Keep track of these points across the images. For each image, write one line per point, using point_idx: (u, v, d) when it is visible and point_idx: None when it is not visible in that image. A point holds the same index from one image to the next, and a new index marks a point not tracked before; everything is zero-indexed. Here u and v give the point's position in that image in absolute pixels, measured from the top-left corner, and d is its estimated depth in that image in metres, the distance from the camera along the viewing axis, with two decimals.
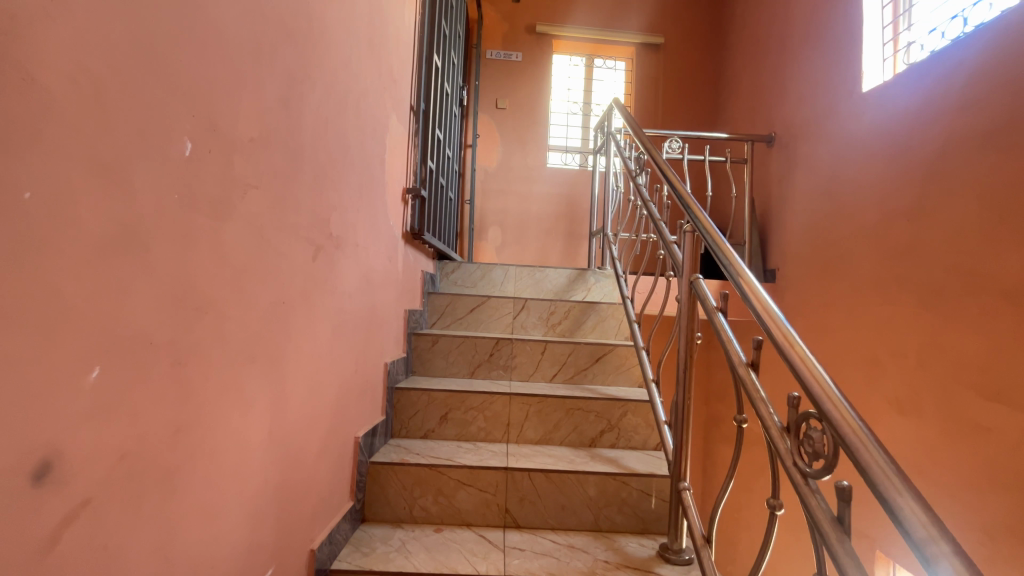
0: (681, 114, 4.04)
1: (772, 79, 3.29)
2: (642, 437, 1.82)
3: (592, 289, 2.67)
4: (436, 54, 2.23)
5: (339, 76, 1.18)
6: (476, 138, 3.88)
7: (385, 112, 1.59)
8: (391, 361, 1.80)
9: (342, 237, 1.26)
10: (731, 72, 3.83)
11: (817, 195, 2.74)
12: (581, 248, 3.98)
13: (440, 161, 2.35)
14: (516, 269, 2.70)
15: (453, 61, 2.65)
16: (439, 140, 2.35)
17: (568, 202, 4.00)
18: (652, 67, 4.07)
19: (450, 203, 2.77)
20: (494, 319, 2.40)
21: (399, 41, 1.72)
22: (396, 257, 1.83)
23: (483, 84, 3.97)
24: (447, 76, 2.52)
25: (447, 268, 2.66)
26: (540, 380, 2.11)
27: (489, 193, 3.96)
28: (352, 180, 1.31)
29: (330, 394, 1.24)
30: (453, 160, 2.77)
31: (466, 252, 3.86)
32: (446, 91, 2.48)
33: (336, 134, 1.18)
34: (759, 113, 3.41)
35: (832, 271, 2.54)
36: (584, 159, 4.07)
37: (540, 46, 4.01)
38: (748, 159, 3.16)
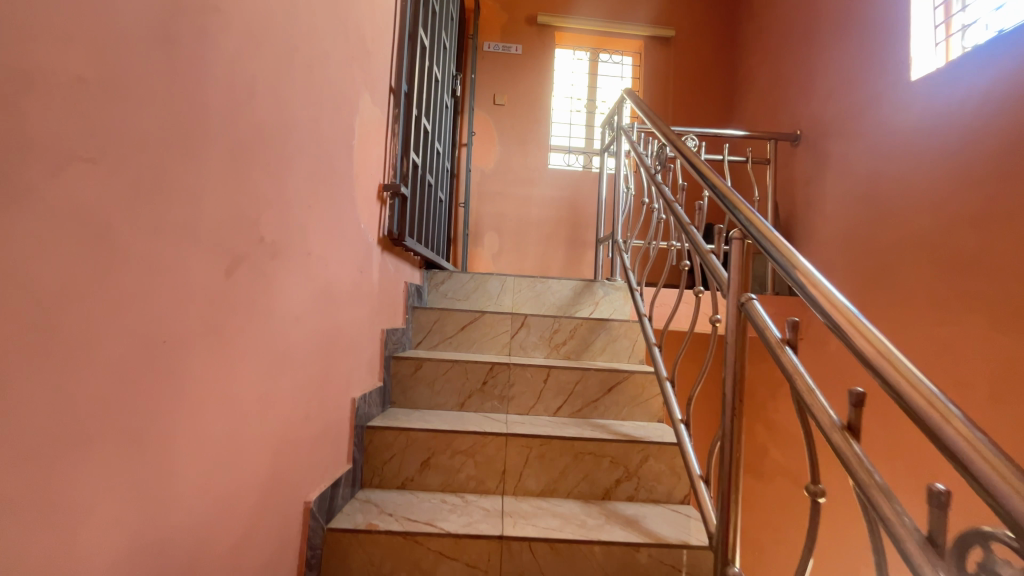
0: (692, 112, 3.76)
1: (795, 73, 3.01)
2: (666, 487, 1.50)
3: (601, 304, 2.36)
4: (425, 33, 1.93)
5: (279, 28, 0.88)
6: (471, 136, 3.57)
7: (355, 90, 1.29)
8: (361, 395, 1.47)
9: (285, 243, 0.95)
10: (747, 67, 3.55)
11: (852, 198, 2.45)
12: (586, 255, 3.67)
13: (428, 156, 2.04)
14: (514, 280, 2.38)
15: (446, 46, 2.35)
16: (428, 132, 2.05)
17: (571, 206, 3.69)
18: (661, 62, 3.78)
19: (440, 206, 2.45)
20: (489, 338, 2.08)
21: (376, 7, 1.42)
22: (370, 267, 1.51)
23: (480, 78, 3.67)
24: (439, 61, 2.21)
25: (436, 279, 2.35)
26: (543, 412, 1.79)
27: (486, 196, 3.65)
28: (303, 170, 1.01)
29: (265, 451, 0.93)
30: (445, 157, 2.46)
31: (461, 261, 3.53)
32: (436, 77, 2.17)
33: (271, 105, 0.87)
34: (780, 111, 3.12)
35: (872, 284, 2.24)
36: (587, 160, 3.80)
37: (541, 38, 3.72)
38: (771, 160, 2.86)
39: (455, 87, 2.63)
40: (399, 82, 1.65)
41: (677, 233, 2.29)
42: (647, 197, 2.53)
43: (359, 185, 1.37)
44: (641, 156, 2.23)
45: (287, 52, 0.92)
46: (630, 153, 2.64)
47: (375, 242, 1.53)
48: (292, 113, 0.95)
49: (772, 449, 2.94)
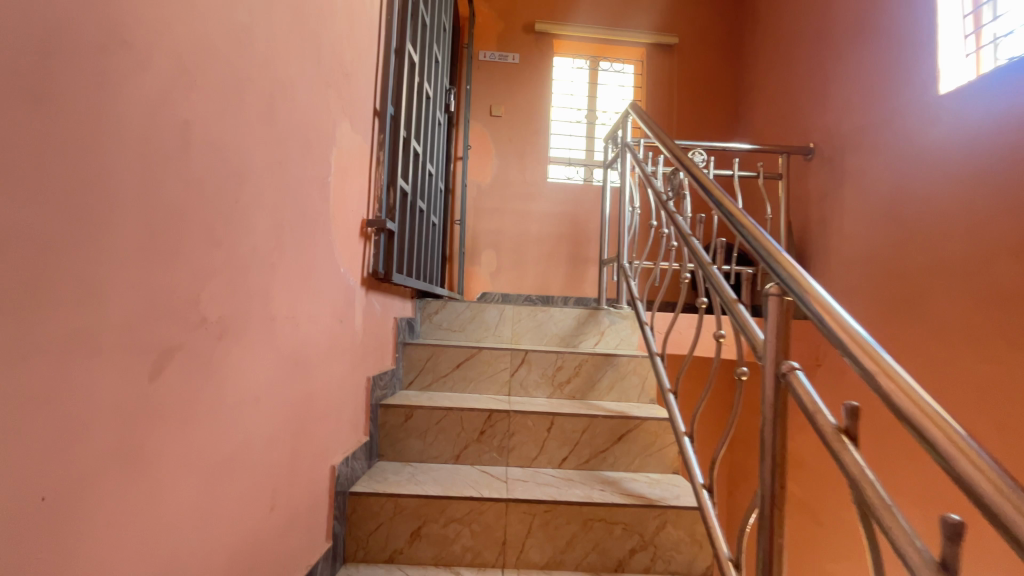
0: (697, 122, 3.60)
1: (807, 83, 2.86)
2: (686, 558, 1.34)
3: (606, 333, 2.20)
4: (415, 46, 1.77)
5: (229, 60, 0.73)
6: (467, 150, 3.41)
7: (330, 121, 1.13)
8: (343, 458, 1.31)
9: (237, 315, 0.79)
10: (755, 75, 3.40)
11: (873, 217, 2.30)
12: (588, 273, 3.51)
13: (419, 179, 1.88)
14: (514, 309, 2.22)
15: (438, 59, 2.19)
16: (419, 154, 1.89)
17: (572, 221, 3.53)
18: (664, 70, 3.63)
19: (433, 229, 2.29)
20: (487, 376, 1.92)
21: (355, 23, 1.26)
22: (352, 313, 1.35)
23: (476, 89, 3.52)
24: (430, 76, 2.06)
25: (429, 308, 2.20)
26: (546, 464, 1.63)
27: (483, 212, 3.49)
28: (263, 222, 0.85)
29: (215, 563, 0.78)
30: (439, 177, 2.29)
31: (457, 280, 3.37)
32: (427, 93, 2.02)
33: (218, 156, 0.71)
34: (791, 122, 2.97)
35: (898, 311, 2.08)
36: (588, 172, 3.65)
37: (540, 47, 3.57)
38: (783, 175, 2.71)
39: (449, 101, 2.47)
40: (388, 104, 1.50)
41: (688, 258, 2.13)
42: (654, 217, 2.38)
43: (336, 224, 1.20)
44: (651, 177, 2.07)
45: (237, 86, 0.76)
46: (636, 169, 2.49)
47: (357, 284, 1.37)
48: (244, 158, 0.79)
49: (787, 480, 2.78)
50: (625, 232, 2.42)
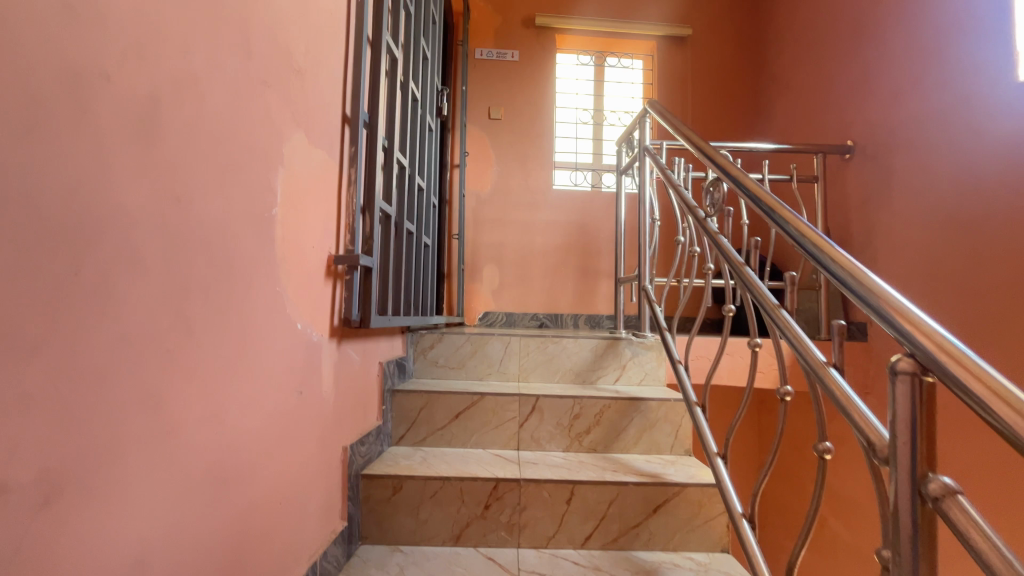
0: (715, 120, 3.31)
1: (842, 74, 2.56)
2: None
3: (628, 367, 1.91)
4: (396, 39, 1.48)
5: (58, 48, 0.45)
6: (464, 157, 3.12)
7: (272, 135, 0.84)
8: (310, 565, 1.02)
9: (87, 450, 0.50)
10: (778, 68, 3.11)
11: (932, 225, 2.00)
12: (600, 287, 3.21)
13: (405, 198, 1.59)
14: (521, 342, 1.93)
15: (427, 57, 1.90)
16: (405, 168, 1.60)
17: (580, 231, 3.24)
18: (677, 64, 3.33)
19: (425, 252, 1.99)
20: (491, 428, 1.63)
21: (310, 5, 0.97)
22: (319, 376, 1.06)
23: (472, 90, 3.23)
24: (418, 75, 1.77)
25: (423, 343, 1.91)
26: (566, 545, 1.33)
27: (483, 223, 3.20)
28: (146, 295, 0.56)
29: None
30: (431, 192, 2.00)
31: (456, 301, 3.07)
32: (415, 95, 1.73)
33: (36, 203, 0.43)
34: (824, 117, 2.67)
35: (971, 336, 1.78)
36: (596, 177, 3.35)
37: (541, 42, 3.28)
38: (818, 177, 2.41)
39: (440, 102, 2.18)
40: (362, 110, 1.21)
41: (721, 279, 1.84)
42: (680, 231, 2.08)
43: (286, 270, 0.91)
44: (677, 186, 1.79)
45: (73, 87, 0.47)
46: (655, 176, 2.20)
47: (324, 338, 1.09)
48: (93, 202, 0.49)
49: (830, 519, 2.47)
50: (646, 248, 2.12)
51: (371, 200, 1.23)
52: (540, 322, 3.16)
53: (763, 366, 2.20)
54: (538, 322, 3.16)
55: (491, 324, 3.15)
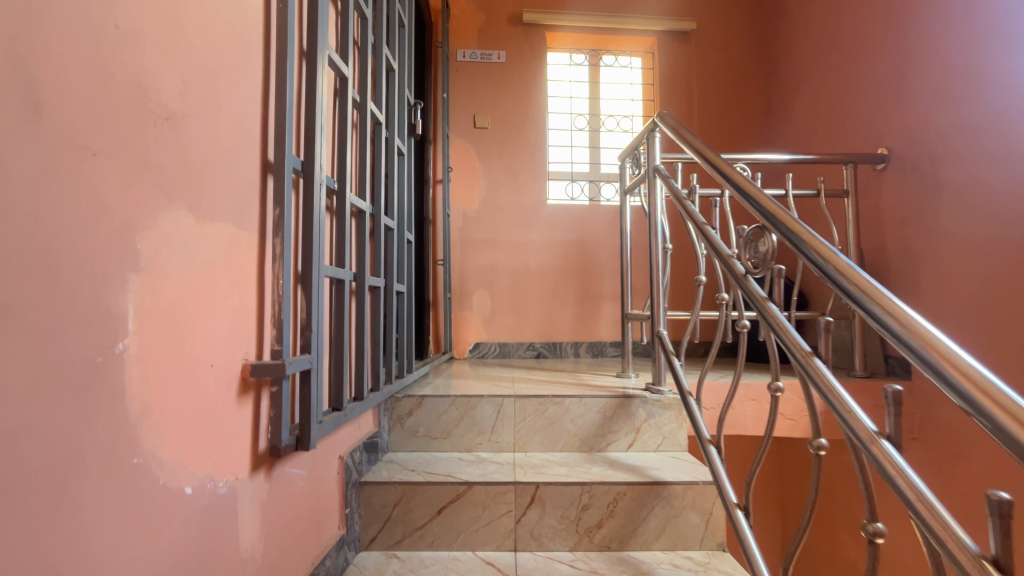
0: (723, 124, 3.01)
1: (869, 73, 2.26)
2: None
3: (643, 430, 1.63)
4: (345, 52, 1.16)
5: None
6: (447, 172, 2.81)
7: (111, 234, 0.53)
8: None
9: None
10: (793, 65, 2.80)
11: (990, 251, 1.72)
12: (602, 310, 2.92)
13: (364, 250, 1.28)
14: (516, 403, 1.64)
15: (393, 67, 1.57)
16: (365, 211, 1.29)
17: (579, 251, 2.94)
18: (680, 62, 3.03)
19: (399, 301, 1.66)
20: (481, 525, 1.33)
21: (183, 23, 0.66)
22: (236, 536, 0.77)
23: (454, 97, 2.92)
24: (382, 94, 1.46)
25: (399, 410, 1.63)
26: None
27: (471, 244, 2.89)
28: None
29: None
30: (404, 228, 1.69)
31: (444, 332, 2.78)
32: (378, 117, 1.42)
33: None
34: (849, 122, 2.38)
35: None
36: (594, 189, 3.05)
37: (530, 41, 2.96)
38: (848, 193, 2.12)
39: (413, 118, 1.85)
40: (292, 155, 0.89)
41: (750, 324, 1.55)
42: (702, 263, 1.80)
43: (157, 423, 0.60)
44: (692, 217, 1.51)
45: None
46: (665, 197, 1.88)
47: (243, 479, 0.78)
48: None
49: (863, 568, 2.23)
50: (658, 284, 1.82)
51: (308, 276, 0.92)
52: (537, 352, 2.87)
53: (791, 411, 1.94)
54: (535, 353, 2.87)
55: (484, 356, 2.85)
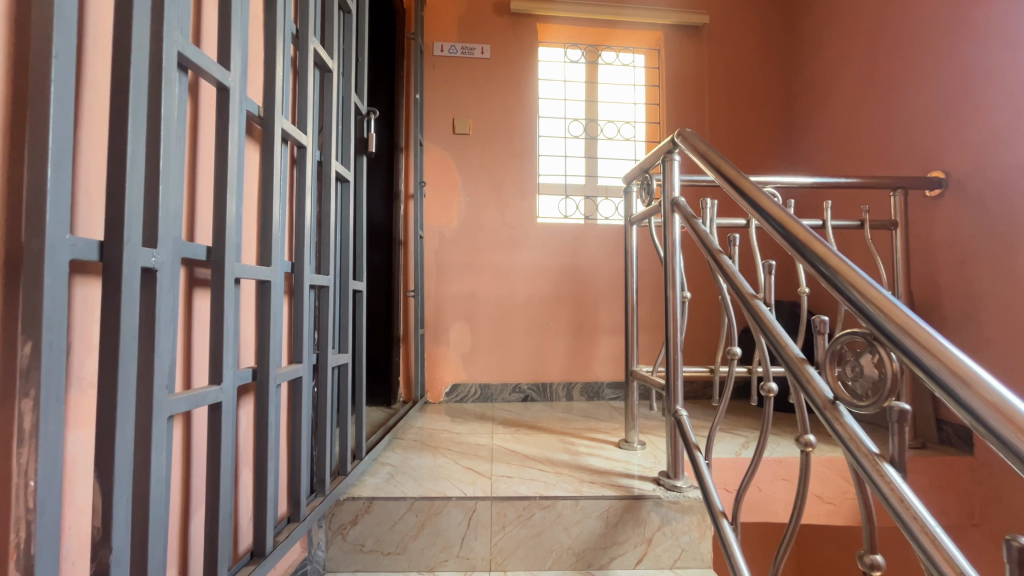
0: (738, 134, 2.65)
1: (918, 81, 1.91)
2: None
3: (657, 541, 1.27)
4: (226, 51, 0.75)
5: None
6: (420, 185, 2.41)
7: None
8: None
9: None
10: (820, 69, 2.44)
11: None
12: (599, 346, 2.55)
13: (267, 340, 0.88)
14: (494, 506, 1.27)
15: (330, 70, 1.17)
16: (269, 283, 0.89)
17: (573, 279, 2.56)
18: (690, 60, 2.65)
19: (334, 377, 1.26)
20: None
21: None
22: None
23: (429, 98, 2.52)
24: (309, 108, 1.05)
25: (340, 518, 1.24)
26: None
27: (448, 269, 2.50)
28: None
29: None
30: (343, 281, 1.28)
31: (415, 372, 2.40)
32: (303, 134, 1.03)
33: None
34: (890, 137, 2.02)
35: None
36: (590, 205, 2.67)
37: (518, 33, 2.56)
38: (897, 225, 1.76)
39: (364, 130, 1.44)
40: (70, 237, 0.49)
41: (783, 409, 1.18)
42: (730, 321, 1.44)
43: None
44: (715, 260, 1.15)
45: None
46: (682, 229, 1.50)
47: None
48: None
49: None
50: (674, 343, 1.42)
51: (110, 449, 0.52)
52: (524, 395, 2.49)
53: (830, 494, 1.60)
54: (522, 396, 2.49)
55: (462, 399, 2.47)
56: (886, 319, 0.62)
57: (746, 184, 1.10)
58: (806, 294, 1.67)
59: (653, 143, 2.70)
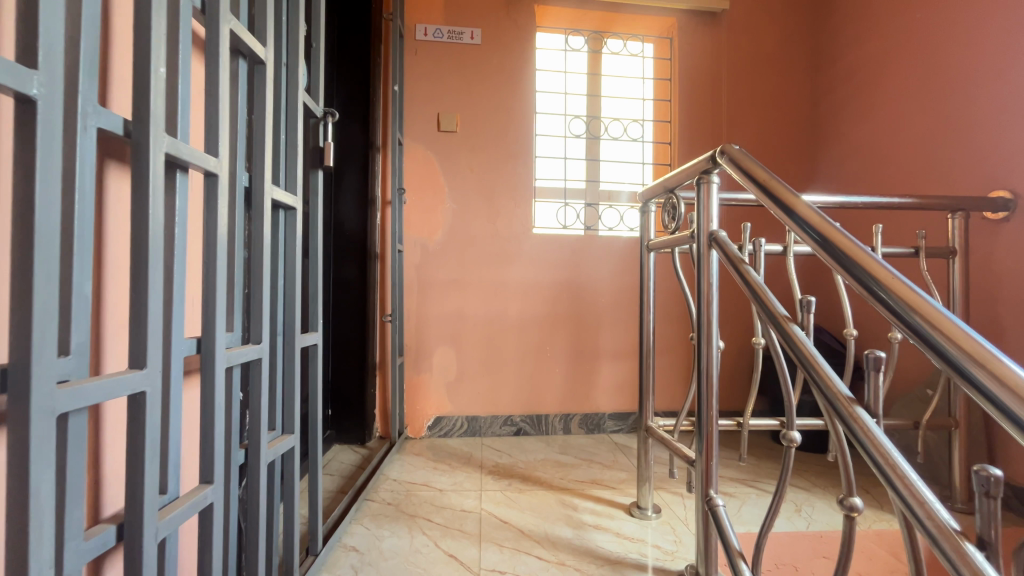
0: (756, 136, 2.38)
1: (978, 83, 1.63)
2: None
3: None
4: (29, 35, 0.44)
5: None
6: (399, 191, 2.10)
7: None
8: None
9: None
10: (853, 65, 2.16)
11: None
12: (601, 372, 2.29)
13: (142, 484, 0.57)
14: None
15: (262, 62, 0.85)
16: (144, 394, 0.57)
17: (572, 298, 2.28)
18: (706, 52, 2.36)
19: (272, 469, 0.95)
20: None
21: None
22: None
23: (410, 91, 2.20)
24: (225, 117, 0.74)
25: None
26: None
27: (431, 286, 2.21)
28: None
29: None
30: (288, 340, 0.98)
31: (394, 406, 2.11)
32: (215, 156, 0.72)
33: None
34: (941, 147, 1.76)
35: None
36: (591, 214, 2.38)
37: (512, 17, 2.24)
38: (956, 253, 1.51)
39: (319, 138, 1.13)
40: None
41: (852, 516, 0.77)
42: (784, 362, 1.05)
43: None
44: (771, 308, 0.87)
45: None
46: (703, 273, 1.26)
47: None
48: None
49: None
50: (710, 414, 1.13)
51: None
52: (517, 429, 2.22)
53: None
54: (515, 430, 2.22)
55: (447, 434, 2.19)
56: (960, 353, 0.50)
57: (787, 196, 0.85)
58: (854, 336, 1.40)
59: (663, 145, 2.42)
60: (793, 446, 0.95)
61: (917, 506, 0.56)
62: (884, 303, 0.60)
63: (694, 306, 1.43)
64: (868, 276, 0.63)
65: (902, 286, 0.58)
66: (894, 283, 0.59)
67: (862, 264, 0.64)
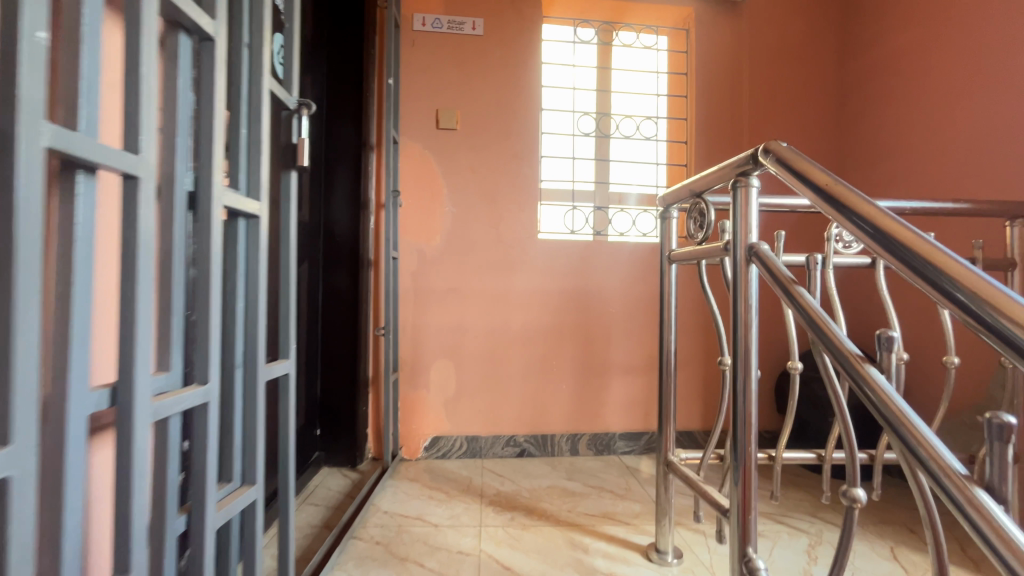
0: (779, 134, 2.21)
1: None
2: None
3: None
4: None
5: None
6: (395, 193, 1.95)
7: None
8: None
9: None
10: (887, 57, 1.99)
11: None
12: (611, 389, 2.12)
13: None
14: None
15: (212, 39, 0.69)
16: (9, 481, 0.41)
17: (580, 309, 2.12)
18: (726, 44, 2.19)
19: (228, 531, 0.79)
20: None
21: None
22: None
23: (407, 86, 2.04)
24: (152, 105, 0.58)
25: None
26: None
27: (429, 295, 2.05)
28: None
29: None
30: (250, 374, 0.82)
31: (389, 424, 1.96)
32: (137, 153, 0.56)
33: None
34: (992, 147, 1.59)
35: None
36: (601, 218, 2.22)
37: (517, 6, 2.08)
38: (1017, 265, 1.34)
39: (292, 134, 0.97)
40: None
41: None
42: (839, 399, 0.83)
43: None
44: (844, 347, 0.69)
45: None
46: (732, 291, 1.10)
47: None
48: None
49: None
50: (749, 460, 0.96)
51: None
52: (521, 450, 2.06)
53: None
54: (518, 450, 2.06)
55: (445, 455, 2.03)
56: None
57: (850, 200, 0.69)
58: (905, 361, 1.22)
59: (678, 144, 2.25)
60: (856, 505, 0.76)
61: (995, 536, 0.47)
62: (933, 284, 0.55)
63: (723, 326, 1.27)
64: (915, 256, 0.57)
65: (951, 262, 0.54)
66: (943, 259, 0.54)
67: (909, 245, 0.58)
